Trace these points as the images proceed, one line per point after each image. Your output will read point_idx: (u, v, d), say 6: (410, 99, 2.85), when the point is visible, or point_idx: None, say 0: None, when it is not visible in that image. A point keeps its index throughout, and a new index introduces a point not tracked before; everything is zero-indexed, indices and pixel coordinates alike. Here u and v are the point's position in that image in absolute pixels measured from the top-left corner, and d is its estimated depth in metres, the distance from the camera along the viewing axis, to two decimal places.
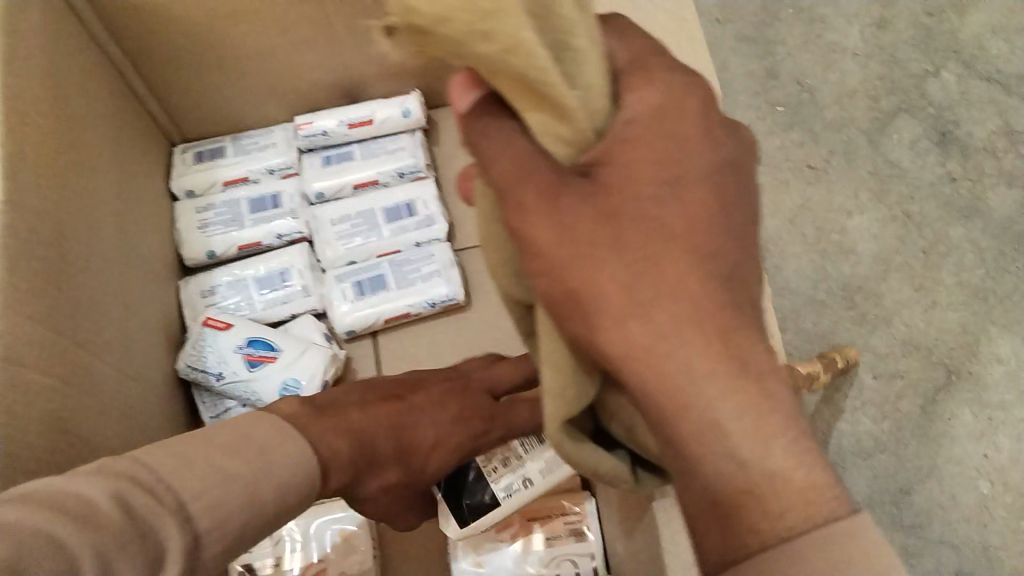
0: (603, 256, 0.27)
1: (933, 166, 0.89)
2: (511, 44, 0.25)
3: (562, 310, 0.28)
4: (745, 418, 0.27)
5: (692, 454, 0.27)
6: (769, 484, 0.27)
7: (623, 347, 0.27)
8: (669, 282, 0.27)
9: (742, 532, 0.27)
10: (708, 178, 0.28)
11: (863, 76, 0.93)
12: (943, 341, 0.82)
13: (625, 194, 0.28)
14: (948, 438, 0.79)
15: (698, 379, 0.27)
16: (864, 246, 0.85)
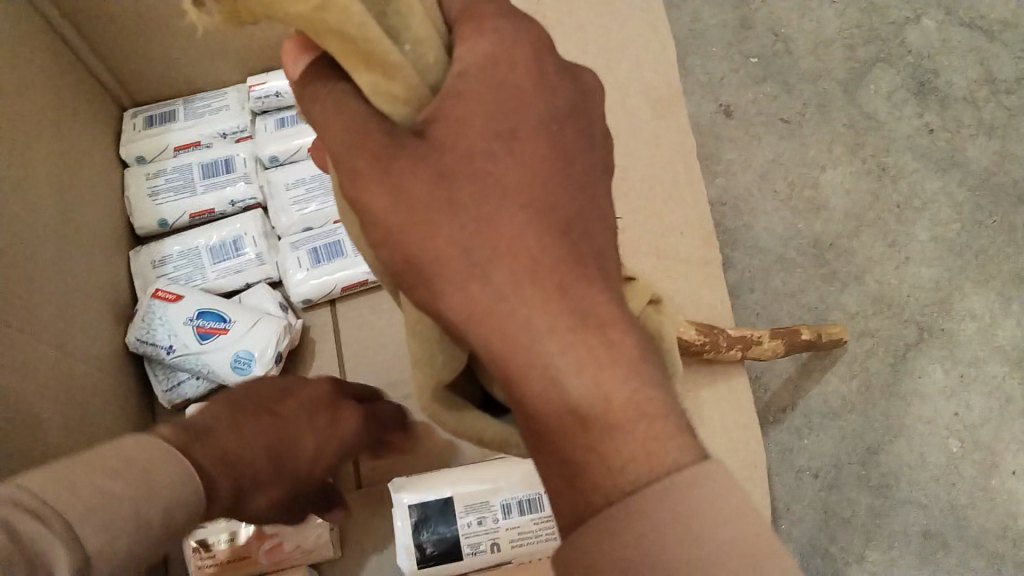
0: (438, 219, 0.27)
1: (911, 117, 0.87)
2: (319, 1, 0.26)
3: (410, 277, 0.28)
4: (583, 374, 0.27)
5: (535, 407, 0.28)
6: (607, 435, 0.27)
7: (467, 314, 0.27)
8: (504, 238, 0.27)
9: (589, 487, 0.27)
10: (543, 126, 0.28)
11: (840, 25, 0.90)
12: (915, 298, 0.81)
13: (457, 152, 0.27)
14: (919, 397, 0.78)
15: (537, 335, 0.27)
16: (837, 201, 0.83)
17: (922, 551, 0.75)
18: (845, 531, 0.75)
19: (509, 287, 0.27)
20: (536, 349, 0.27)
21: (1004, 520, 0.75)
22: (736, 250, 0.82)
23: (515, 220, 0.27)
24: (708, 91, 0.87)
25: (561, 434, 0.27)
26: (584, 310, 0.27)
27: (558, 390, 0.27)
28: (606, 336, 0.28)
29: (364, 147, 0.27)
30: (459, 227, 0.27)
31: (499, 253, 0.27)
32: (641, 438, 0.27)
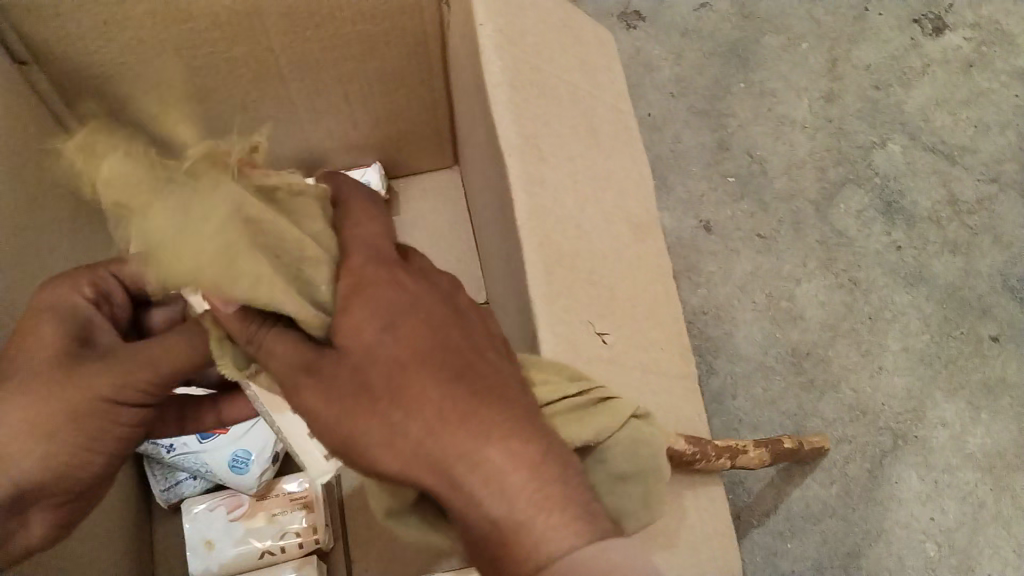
0: (359, 406, 0.34)
1: (879, 235, 0.92)
2: (250, 252, 0.36)
3: (348, 448, 0.35)
4: (493, 482, 0.33)
5: (463, 515, 0.34)
6: (520, 528, 0.33)
7: (400, 470, 0.34)
8: (413, 399, 0.34)
9: (512, 568, 0.34)
10: (426, 309, 0.36)
11: (811, 148, 0.96)
12: (889, 406, 0.84)
13: (362, 346, 0.35)
14: (896, 502, 0.81)
15: (451, 460, 0.33)
16: (813, 312, 0.88)
17: None
18: None
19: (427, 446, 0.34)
20: (466, 483, 0.34)
21: None
22: (718, 359, 0.86)
23: (423, 389, 0.34)
24: (689, 208, 0.92)
25: (494, 543, 0.34)
26: (493, 444, 0.33)
27: (489, 484, 0.33)
28: (519, 454, 0.34)
29: (303, 362, 0.36)
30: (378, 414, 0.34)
31: (416, 415, 0.34)
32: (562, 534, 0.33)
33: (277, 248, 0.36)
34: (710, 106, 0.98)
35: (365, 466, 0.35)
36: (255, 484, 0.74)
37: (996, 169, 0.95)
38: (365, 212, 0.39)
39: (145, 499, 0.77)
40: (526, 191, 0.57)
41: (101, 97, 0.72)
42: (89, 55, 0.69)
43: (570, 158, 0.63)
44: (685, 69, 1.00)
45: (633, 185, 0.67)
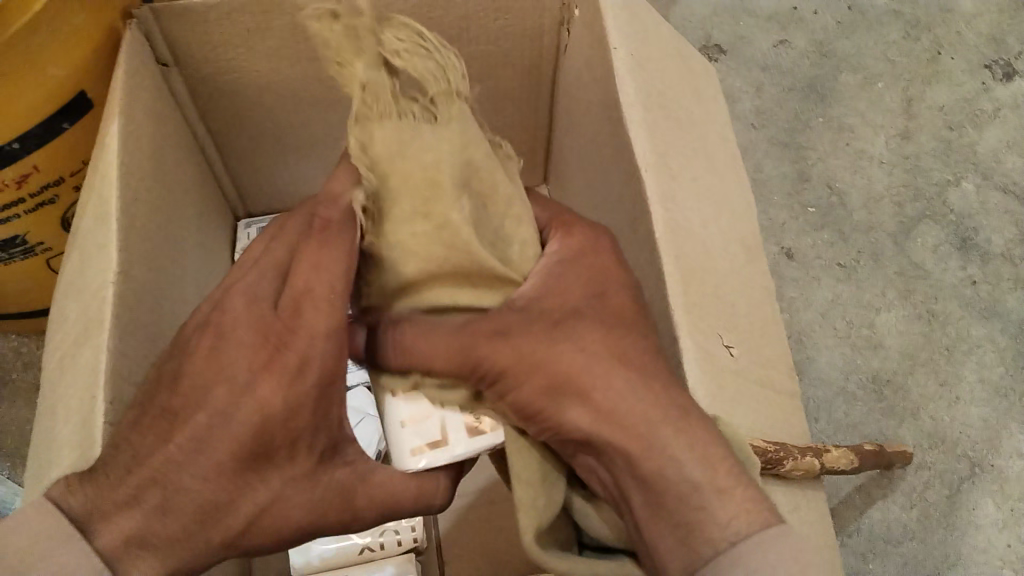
0: (560, 350, 0.41)
1: (955, 269, 0.95)
2: (440, 221, 0.43)
3: (538, 399, 0.41)
4: (691, 450, 0.39)
5: (653, 476, 0.39)
6: (711, 490, 0.38)
7: (583, 425, 0.40)
8: (612, 366, 0.41)
9: (701, 540, 0.38)
10: (624, 298, 0.44)
11: (888, 183, 0.99)
12: (966, 435, 0.86)
13: (555, 316, 0.42)
14: (974, 528, 0.83)
15: (651, 423, 0.40)
16: (891, 341, 0.90)
17: None
18: None
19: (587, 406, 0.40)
20: (622, 430, 0.39)
21: None
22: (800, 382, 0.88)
23: (570, 349, 0.41)
24: (771, 236, 0.96)
25: (664, 502, 0.39)
26: (651, 403, 0.40)
27: (671, 464, 0.39)
28: (687, 427, 0.40)
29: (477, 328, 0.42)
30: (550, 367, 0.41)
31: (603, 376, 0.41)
32: (729, 504, 0.38)
33: (432, 210, 0.43)
34: (790, 139, 1.01)
35: (540, 424, 0.41)
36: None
37: None
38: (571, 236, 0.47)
39: None
40: (662, 207, 0.60)
41: (232, 102, 0.75)
42: (229, 72, 0.72)
43: (693, 178, 0.65)
44: (766, 103, 1.03)
45: (755, 218, 0.70)
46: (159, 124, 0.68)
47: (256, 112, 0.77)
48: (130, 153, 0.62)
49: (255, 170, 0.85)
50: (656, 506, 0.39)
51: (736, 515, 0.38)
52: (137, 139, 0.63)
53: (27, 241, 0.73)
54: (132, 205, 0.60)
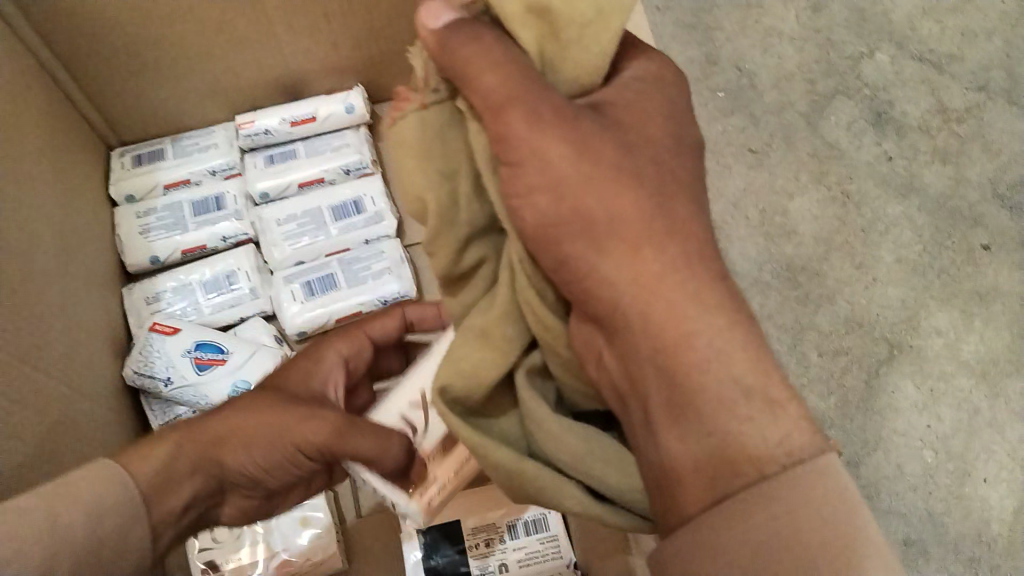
0: (617, 184, 0.35)
1: (870, 146, 0.91)
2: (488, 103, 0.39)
3: (617, 321, 0.35)
4: (722, 345, 0.33)
5: (693, 384, 0.33)
6: (738, 431, 0.33)
7: (614, 271, 0.34)
8: (659, 250, 0.35)
9: (739, 463, 0.32)
10: (682, 158, 0.38)
11: (800, 60, 0.94)
12: (884, 316, 0.84)
13: (600, 155, 0.35)
14: (892, 410, 0.82)
15: (696, 313, 0.34)
16: (806, 227, 0.87)
17: (905, 558, 0.78)
18: None
19: (709, 321, 0.34)
20: (694, 337, 0.33)
21: (979, 526, 0.79)
22: None
23: (627, 193, 0.35)
24: None
25: (690, 403, 0.33)
26: (718, 306, 0.34)
27: (717, 383, 0.33)
28: (745, 330, 0.34)
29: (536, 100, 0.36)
30: (630, 239, 0.35)
31: (645, 230, 0.35)
32: (783, 416, 0.33)
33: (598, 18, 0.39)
34: (696, 20, 0.96)
35: (623, 343, 0.35)
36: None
37: (983, 78, 0.94)
38: (657, 75, 0.41)
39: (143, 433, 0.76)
40: None
41: (70, 24, 0.69)
42: None
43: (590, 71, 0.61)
44: None
45: None
46: None
47: (100, 30, 0.71)
48: None
49: (118, 97, 0.79)
50: (682, 408, 0.33)
51: (788, 433, 0.33)
52: None
53: None
54: None
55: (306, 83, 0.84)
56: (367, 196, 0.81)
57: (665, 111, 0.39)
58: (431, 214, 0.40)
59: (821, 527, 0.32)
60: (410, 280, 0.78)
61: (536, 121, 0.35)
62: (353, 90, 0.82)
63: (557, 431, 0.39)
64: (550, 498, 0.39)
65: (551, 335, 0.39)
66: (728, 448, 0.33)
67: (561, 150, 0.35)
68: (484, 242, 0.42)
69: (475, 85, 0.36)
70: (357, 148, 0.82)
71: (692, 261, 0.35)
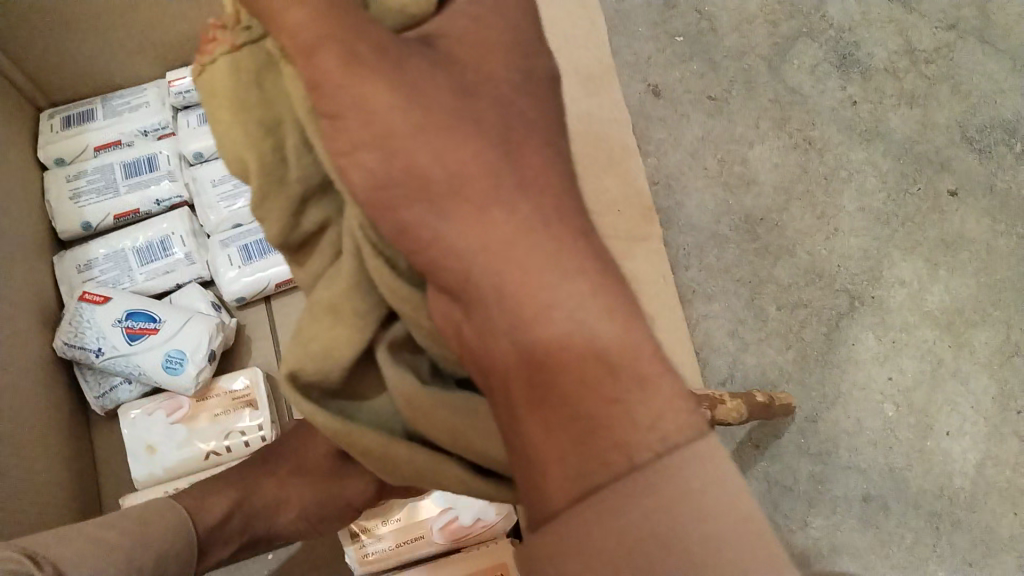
0: (445, 131, 0.28)
1: (834, 90, 0.88)
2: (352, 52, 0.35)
3: (455, 284, 0.28)
4: (589, 300, 0.26)
5: (548, 367, 0.26)
6: (606, 413, 0.25)
7: (456, 227, 0.27)
8: (498, 193, 0.27)
9: (603, 450, 0.25)
10: (528, 83, 0.31)
11: (762, 1, 0.90)
12: (845, 268, 0.82)
13: (421, 76, 0.29)
14: (853, 363, 0.79)
15: (552, 273, 0.26)
16: (765, 176, 0.84)
17: (864, 514, 0.76)
18: (788, 499, 0.76)
19: (567, 286, 0.26)
20: (552, 303, 0.26)
21: (941, 480, 0.77)
22: (669, 229, 0.82)
23: (467, 141, 0.28)
24: (637, 72, 0.87)
25: (547, 379, 0.26)
26: (567, 256, 0.27)
27: (574, 348, 0.26)
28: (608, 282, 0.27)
29: (360, 41, 0.28)
30: (473, 199, 0.27)
31: (473, 160, 0.28)
32: (649, 398, 0.25)
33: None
34: None
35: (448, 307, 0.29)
36: (192, 384, 0.70)
37: (954, 16, 0.90)
38: None
39: (79, 404, 0.74)
40: None
41: None
42: None
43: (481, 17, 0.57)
44: None
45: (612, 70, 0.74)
46: None
47: None
48: None
49: (42, 58, 0.75)
50: (538, 388, 0.26)
51: (663, 412, 0.25)
52: None
53: None
54: None
55: None
56: None
57: (508, 45, 0.31)
58: (254, 178, 0.33)
59: (711, 527, 0.24)
60: None
61: (353, 64, 0.28)
62: None
63: (423, 406, 0.32)
64: (429, 477, 0.33)
65: (404, 304, 0.32)
66: (593, 432, 0.25)
67: (389, 98, 0.28)
68: (326, 199, 0.35)
69: (278, 23, 0.28)
70: None
71: (546, 218, 0.27)
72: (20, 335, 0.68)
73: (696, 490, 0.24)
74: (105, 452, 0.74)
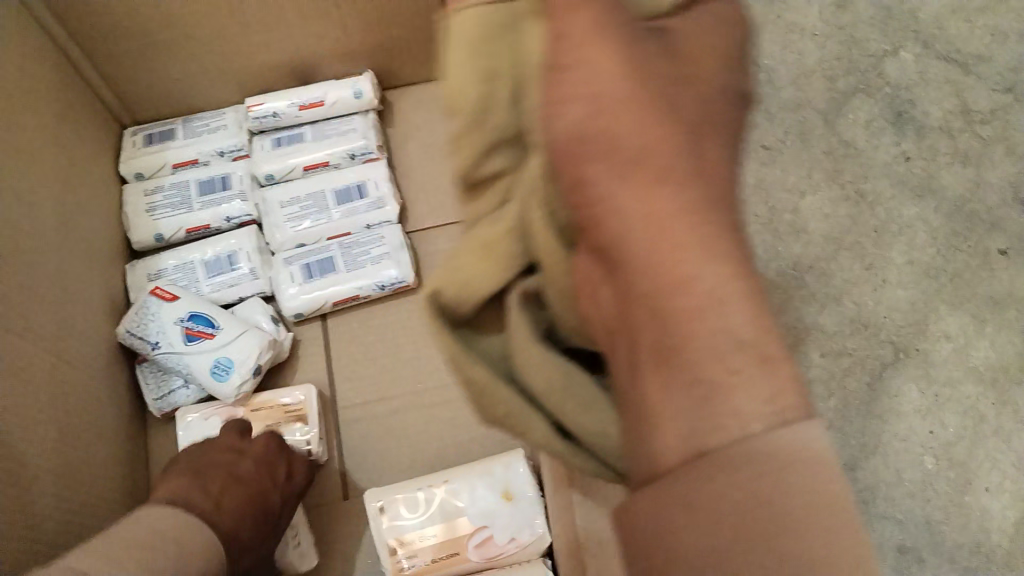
0: (634, 124, 0.36)
1: (888, 146, 0.89)
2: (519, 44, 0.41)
3: (606, 248, 0.36)
4: (730, 290, 0.33)
5: (687, 339, 0.33)
6: (726, 385, 0.32)
7: (625, 211, 0.35)
8: (665, 184, 0.35)
9: (720, 420, 0.31)
10: (699, 123, 0.38)
11: (821, 57, 0.93)
12: (891, 319, 0.82)
13: (616, 100, 0.36)
14: (895, 415, 0.80)
15: (706, 265, 0.33)
16: (816, 225, 0.86)
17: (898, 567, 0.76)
18: None
19: (715, 269, 0.33)
20: (697, 279, 0.33)
21: (978, 538, 0.76)
22: None
23: (657, 130, 0.36)
24: None
25: (675, 352, 0.33)
26: (718, 245, 0.34)
27: (721, 320, 0.33)
28: (749, 287, 0.34)
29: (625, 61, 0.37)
30: (652, 192, 0.35)
31: (665, 154, 0.36)
32: (756, 387, 0.32)
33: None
34: None
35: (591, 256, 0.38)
36: (234, 394, 0.73)
37: (1012, 79, 0.91)
38: (707, 38, 0.42)
39: (139, 405, 0.77)
40: None
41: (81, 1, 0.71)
42: None
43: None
44: None
45: None
46: None
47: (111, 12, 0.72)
48: None
49: (133, 78, 0.81)
50: (662, 354, 0.33)
51: (776, 391, 0.32)
52: None
53: None
54: None
55: (317, 65, 0.85)
56: (370, 181, 0.82)
57: (695, 97, 0.39)
58: (463, 114, 0.41)
59: (806, 502, 0.30)
60: (407, 266, 0.79)
61: (582, 64, 0.37)
62: (361, 77, 0.85)
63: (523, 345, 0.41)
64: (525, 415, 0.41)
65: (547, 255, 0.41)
66: (712, 399, 0.32)
67: (621, 114, 0.36)
68: (505, 152, 0.43)
69: (585, 60, 0.37)
70: (363, 134, 0.84)
71: (709, 215, 0.35)
72: (92, 332, 0.72)
73: (793, 457, 0.30)
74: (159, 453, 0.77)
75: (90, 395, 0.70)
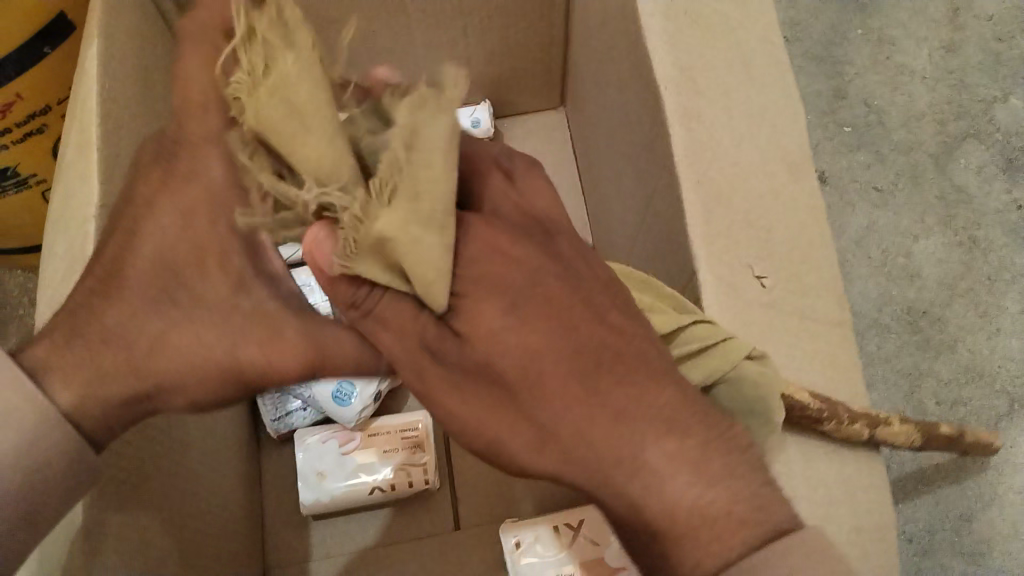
0: (489, 309, 0.34)
1: (1000, 193, 0.88)
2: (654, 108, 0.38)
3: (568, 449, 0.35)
4: (662, 454, 0.34)
5: (631, 484, 0.34)
6: (683, 525, 0.34)
7: (557, 417, 0.35)
8: (575, 396, 0.35)
9: (699, 552, 0.34)
10: (581, 301, 0.36)
11: (931, 100, 0.91)
12: (1006, 369, 0.82)
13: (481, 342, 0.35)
14: (1011, 467, 0.79)
15: (635, 441, 0.34)
16: (929, 271, 0.85)
17: None
18: None
19: (655, 446, 0.34)
20: (630, 453, 0.34)
21: None
22: None
23: (514, 350, 0.35)
24: None
25: (640, 504, 0.34)
26: (630, 393, 0.35)
27: (647, 479, 0.34)
28: (674, 432, 0.35)
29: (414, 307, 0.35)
30: (547, 386, 0.35)
31: (509, 341, 0.35)
32: (725, 526, 0.34)
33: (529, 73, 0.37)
34: (826, 53, 0.92)
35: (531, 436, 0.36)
36: (355, 419, 0.73)
37: None
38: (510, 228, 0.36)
39: (253, 426, 0.77)
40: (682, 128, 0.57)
41: None
42: None
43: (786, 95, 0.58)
44: (801, 13, 0.94)
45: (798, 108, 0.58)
46: (145, 42, 0.65)
47: None
48: (111, 75, 0.59)
49: None
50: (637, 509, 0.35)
51: (731, 521, 0.34)
52: (121, 64, 0.60)
53: (14, 174, 0.69)
54: (114, 139, 0.57)
55: None
56: None
57: (543, 255, 0.36)
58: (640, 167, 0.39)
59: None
60: None
61: (503, 307, 0.35)
62: (480, 105, 0.84)
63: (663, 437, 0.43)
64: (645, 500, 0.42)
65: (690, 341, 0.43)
66: (699, 525, 0.34)
67: (495, 314, 0.35)
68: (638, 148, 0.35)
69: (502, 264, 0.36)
70: None
71: (643, 380, 0.35)
72: None
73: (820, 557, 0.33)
74: (270, 473, 0.77)
75: (221, 417, 0.70)
